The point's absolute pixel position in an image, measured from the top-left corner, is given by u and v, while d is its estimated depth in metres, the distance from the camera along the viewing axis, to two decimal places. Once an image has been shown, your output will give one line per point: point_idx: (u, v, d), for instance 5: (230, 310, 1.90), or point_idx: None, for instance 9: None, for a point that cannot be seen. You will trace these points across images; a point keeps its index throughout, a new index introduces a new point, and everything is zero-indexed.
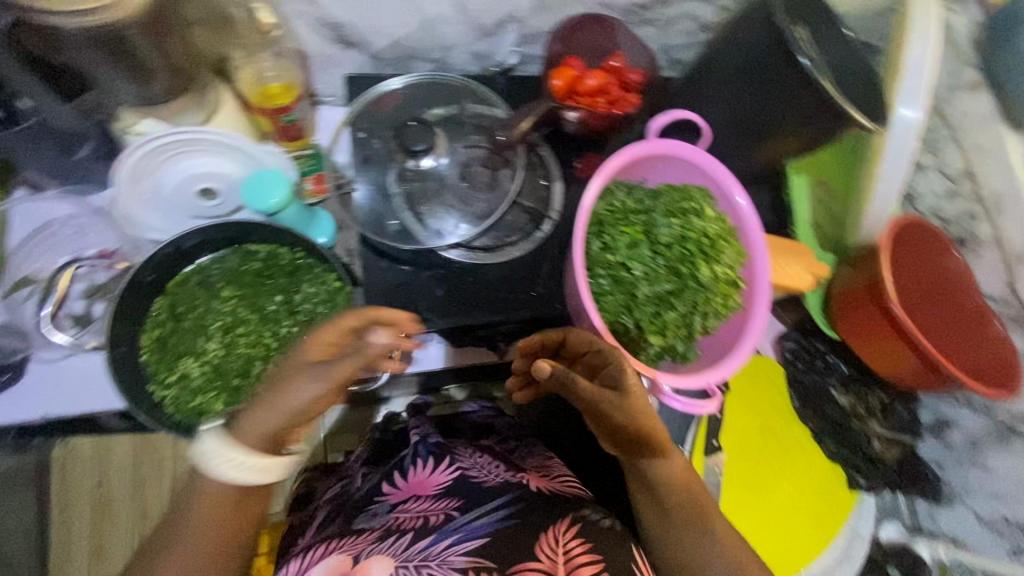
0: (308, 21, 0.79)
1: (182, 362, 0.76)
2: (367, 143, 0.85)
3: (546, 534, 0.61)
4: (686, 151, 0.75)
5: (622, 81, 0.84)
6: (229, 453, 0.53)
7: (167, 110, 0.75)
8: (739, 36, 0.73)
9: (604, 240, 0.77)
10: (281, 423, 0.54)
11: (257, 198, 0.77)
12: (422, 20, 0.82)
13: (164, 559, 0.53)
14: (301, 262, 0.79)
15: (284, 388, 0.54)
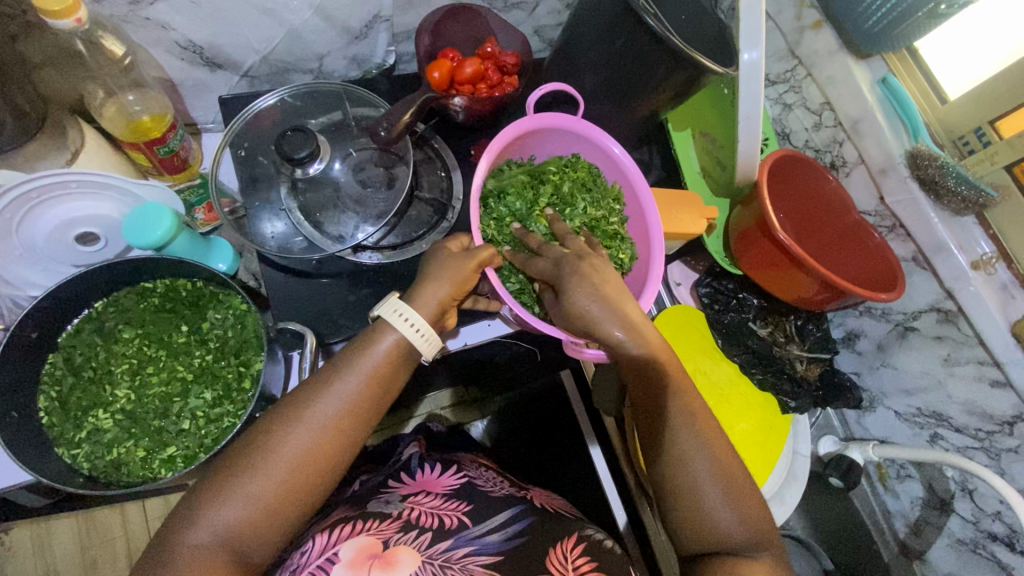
0: (168, 46, 0.73)
1: (91, 416, 0.69)
2: (252, 161, 0.80)
3: (554, 553, 0.64)
4: (567, 120, 0.77)
5: (499, 65, 0.84)
6: (413, 323, 0.57)
7: (21, 158, 0.66)
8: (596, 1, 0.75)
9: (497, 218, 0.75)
10: (446, 292, 0.60)
11: (135, 234, 0.68)
12: (287, 31, 0.78)
13: (239, 481, 0.49)
14: (203, 291, 0.73)
15: (439, 265, 0.62)
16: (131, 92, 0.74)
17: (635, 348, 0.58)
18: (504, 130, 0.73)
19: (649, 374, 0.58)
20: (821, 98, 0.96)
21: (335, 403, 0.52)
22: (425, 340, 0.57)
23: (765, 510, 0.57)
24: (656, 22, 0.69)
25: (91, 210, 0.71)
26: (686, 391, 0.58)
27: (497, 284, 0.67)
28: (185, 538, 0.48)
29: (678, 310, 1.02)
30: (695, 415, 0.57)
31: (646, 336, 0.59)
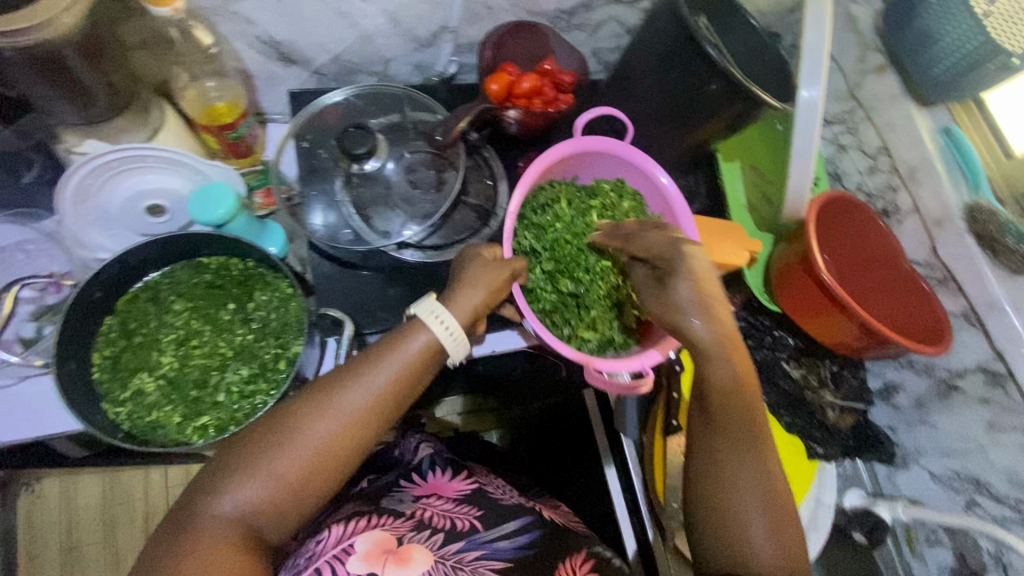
0: (250, 40, 0.79)
1: (136, 378, 0.72)
2: (312, 153, 0.84)
3: (563, 567, 0.67)
4: (628, 151, 0.78)
5: (555, 82, 0.87)
6: (446, 325, 0.58)
7: (108, 129, 0.72)
8: (656, 28, 0.77)
9: (535, 231, 0.78)
10: (482, 299, 0.62)
11: (201, 211, 0.74)
12: (359, 35, 0.82)
13: (263, 459, 0.51)
14: (253, 271, 0.77)
15: (475, 273, 0.64)
16: (211, 79, 0.79)
17: (721, 363, 0.57)
18: (558, 147, 0.76)
19: (708, 395, 0.58)
20: (878, 142, 0.94)
21: (364, 394, 0.54)
22: (457, 339, 0.59)
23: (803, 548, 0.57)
24: (716, 52, 0.71)
25: (162, 185, 0.76)
26: (750, 412, 0.58)
27: (522, 300, 0.70)
28: (211, 506, 0.50)
29: None
30: (749, 441, 0.57)
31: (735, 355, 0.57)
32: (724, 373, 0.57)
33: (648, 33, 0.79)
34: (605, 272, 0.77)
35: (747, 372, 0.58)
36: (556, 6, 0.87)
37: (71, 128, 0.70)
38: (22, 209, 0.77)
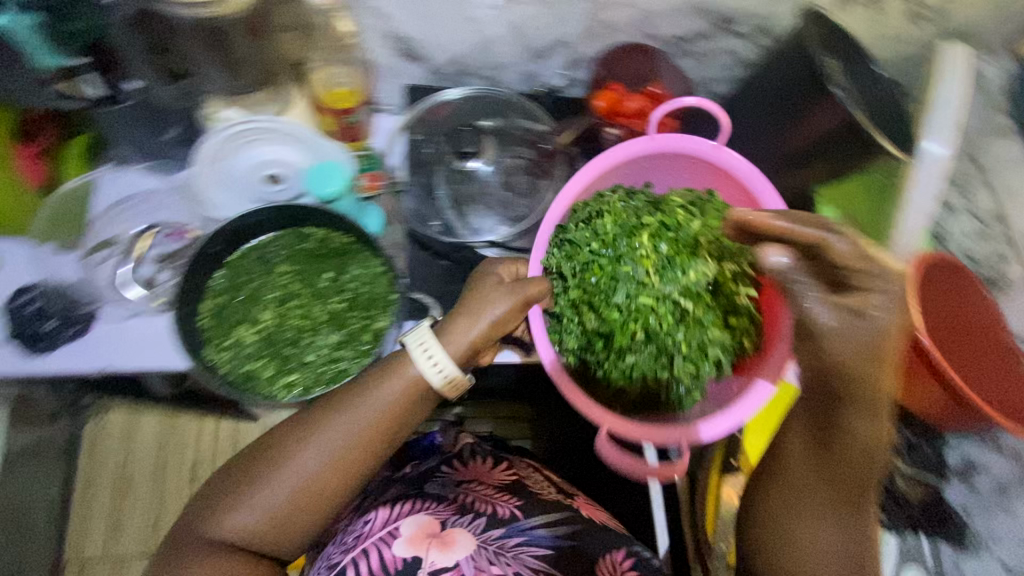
0: (381, 35, 0.84)
1: (237, 330, 0.78)
2: (421, 146, 0.89)
3: (604, 559, 0.68)
4: (694, 143, 0.76)
5: (662, 106, 0.88)
6: (434, 359, 0.61)
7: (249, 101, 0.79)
8: (784, 69, 0.78)
9: (568, 249, 0.73)
10: (475, 333, 0.63)
11: (316, 185, 0.80)
12: (480, 40, 0.86)
13: (261, 484, 0.59)
14: (351, 247, 0.81)
15: (474, 304, 0.65)
16: (335, 65, 0.83)
17: (866, 424, 0.53)
18: (600, 157, 0.75)
19: (829, 440, 0.56)
20: (993, 207, 0.89)
21: (350, 425, 0.60)
22: (443, 378, 0.62)
23: None
24: (844, 94, 0.71)
25: (283, 158, 0.81)
26: (869, 471, 0.55)
27: (540, 328, 0.71)
28: (209, 529, 0.58)
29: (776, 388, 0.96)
30: (852, 496, 0.56)
31: (883, 418, 0.53)
32: (861, 433, 0.53)
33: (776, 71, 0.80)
34: (642, 311, 0.69)
35: (886, 438, 0.53)
36: (673, 32, 0.88)
37: (219, 95, 0.77)
38: (156, 160, 0.85)
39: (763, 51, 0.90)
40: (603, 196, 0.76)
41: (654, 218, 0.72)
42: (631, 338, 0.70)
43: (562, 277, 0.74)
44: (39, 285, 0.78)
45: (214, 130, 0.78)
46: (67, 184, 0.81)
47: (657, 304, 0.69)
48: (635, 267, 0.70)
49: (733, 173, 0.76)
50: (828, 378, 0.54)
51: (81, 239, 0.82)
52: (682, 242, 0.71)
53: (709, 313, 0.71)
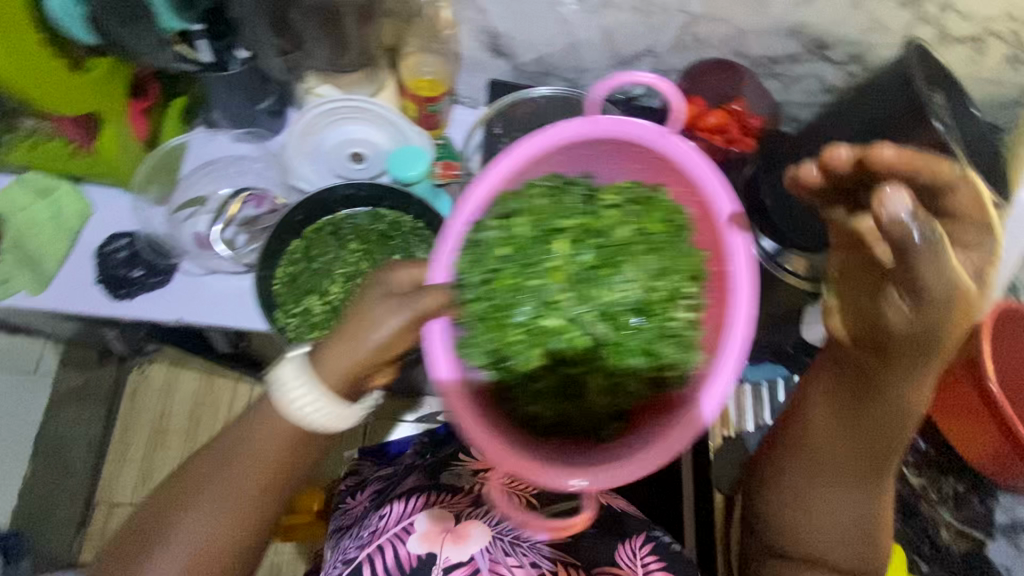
0: (473, 28, 0.86)
1: (308, 298, 0.79)
2: (499, 141, 0.90)
3: (623, 544, 0.70)
4: (614, 122, 0.58)
5: (742, 124, 0.88)
6: (309, 395, 0.52)
7: (344, 81, 0.83)
8: (870, 96, 0.76)
9: (474, 253, 0.59)
10: (363, 362, 0.51)
11: (396, 166, 0.83)
12: (570, 42, 0.87)
13: (166, 536, 0.55)
14: (422, 232, 0.82)
15: (361, 320, 0.51)
16: (424, 53, 0.87)
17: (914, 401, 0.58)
18: (514, 148, 0.57)
19: (862, 408, 0.60)
20: None
21: (247, 465, 0.55)
22: (337, 417, 0.53)
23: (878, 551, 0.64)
24: (943, 127, 0.70)
25: (368, 137, 0.85)
26: (894, 436, 0.60)
27: (435, 344, 0.54)
28: None
29: None
30: (873, 460, 0.61)
31: (921, 388, 0.58)
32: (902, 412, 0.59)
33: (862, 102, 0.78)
34: (544, 333, 0.59)
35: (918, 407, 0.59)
36: (764, 52, 0.87)
37: (318, 72, 0.82)
38: (242, 129, 0.87)
39: (853, 80, 0.89)
40: (524, 186, 0.61)
41: (571, 216, 0.61)
42: (541, 366, 0.59)
43: (463, 294, 0.58)
44: (132, 233, 0.83)
45: (310, 105, 0.83)
46: (165, 142, 0.85)
47: (564, 331, 0.58)
48: (551, 287, 0.59)
49: (688, 173, 0.57)
50: (870, 346, 0.58)
51: (171, 196, 0.85)
52: (605, 251, 0.60)
53: (633, 338, 0.60)
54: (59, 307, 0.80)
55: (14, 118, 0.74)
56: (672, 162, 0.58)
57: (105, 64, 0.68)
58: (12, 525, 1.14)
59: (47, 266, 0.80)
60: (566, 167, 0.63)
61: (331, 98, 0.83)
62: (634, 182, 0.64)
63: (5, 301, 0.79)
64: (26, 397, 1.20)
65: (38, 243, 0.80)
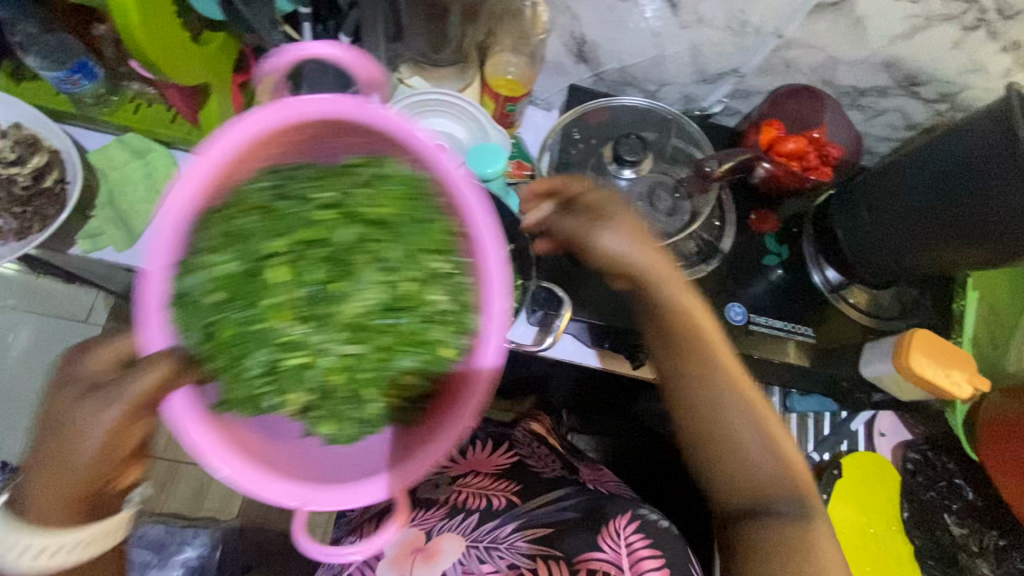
0: (563, 33, 0.87)
1: None
2: (575, 144, 0.91)
3: (605, 530, 0.72)
4: (339, 108, 0.48)
5: (822, 152, 0.87)
6: (28, 546, 0.45)
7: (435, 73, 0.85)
8: (969, 133, 0.69)
9: (223, 303, 0.49)
10: (83, 475, 0.46)
11: (475, 161, 0.82)
12: (657, 55, 0.88)
13: None
14: None
15: (67, 435, 0.45)
16: (508, 52, 0.87)
17: (705, 330, 0.60)
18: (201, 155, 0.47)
19: (695, 347, 0.59)
20: None
21: None
22: (92, 545, 0.49)
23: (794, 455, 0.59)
24: None
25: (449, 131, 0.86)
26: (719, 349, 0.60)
27: (181, 417, 0.45)
28: None
29: (867, 457, 0.94)
30: (734, 377, 0.59)
31: (679, 293, 0.60)
32: (717, 348, 0.59)
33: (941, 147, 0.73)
34: (294, 376, 0.49)
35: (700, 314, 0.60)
36: (852, 83, 0.87)
37: (411, 62, 0.84)
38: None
39: (939, 118, 0.88)
40: (270, 202, 0.51)
41: (295, 222, 0.51)
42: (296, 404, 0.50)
43: (195, 357, 0.49)
44: None
45: (399, 94, 0.84)
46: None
47: (315, 364, 0.50)
48: (284, 326, 0.49)
49: (448, 184, 0.50)
50: (646, 288, 0.61)
51: None
52: (332, 255, 0.50)
53: (374, 367, 0.51)
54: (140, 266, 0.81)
55: (120, 80, 0.81)
56: (426, 162, 0.51)
57: (218, 39, 0.70)
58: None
59: (133, 225, 0.81)
60: (280, 159, 0.53)
61: (420, 89, 0.84)
62: (354, 160, 0.54)
63: (95, 254, 0.81)
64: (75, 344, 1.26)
65: (127, 204, 0.81)
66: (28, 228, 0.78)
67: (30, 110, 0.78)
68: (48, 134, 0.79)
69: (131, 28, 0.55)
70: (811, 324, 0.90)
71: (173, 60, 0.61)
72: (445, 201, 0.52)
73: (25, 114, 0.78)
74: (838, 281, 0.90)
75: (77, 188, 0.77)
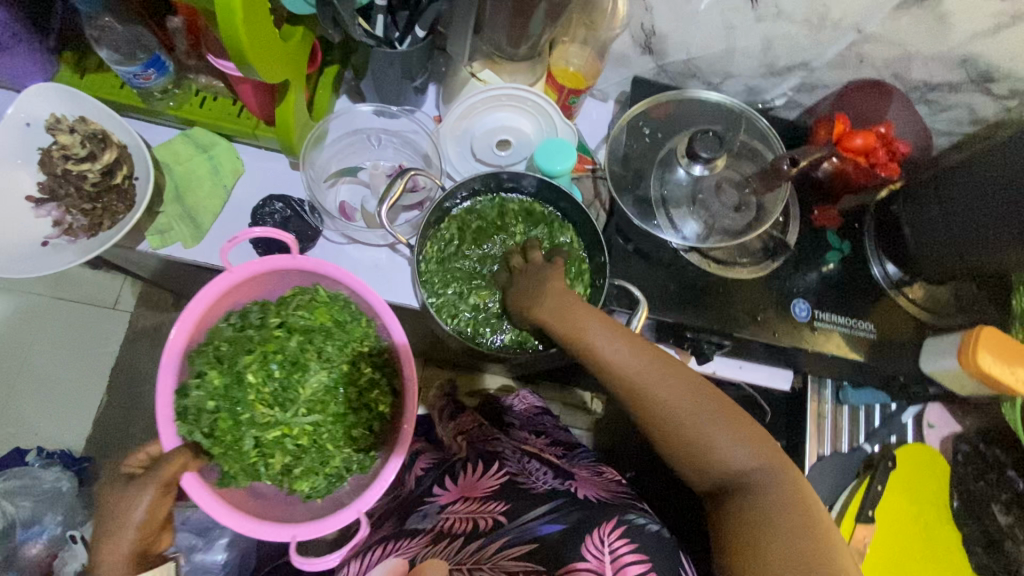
0: (634, 25, 0.86)
1: (446, 282, 0.83)
2: (642, 138, 0.90)
3: (590, 537, 0.66)
4: (282, 262, 0.73)
5: (890, 148, 0.86)
6: None
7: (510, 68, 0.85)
8: None
9: (222, 399, 0.69)
10: (134, 544, 0.59)
11: (544, 157, 0.81)
12: (727, 48, 0.87)
13: None
14: (557, 222, 0.86)
15: (118, 509, 0.59)
16: (575, 44, 0.86)
17: (625, 362, 0.63)
18: (186, 311, 0.69)
19: (635, 388, 0.63)
20: None
21: None
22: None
23: (772, 445, 0.61)
24: None
25: (518, 127, 0.87)
26: (666, 376, 0.62)
27: (194, 494, 0.65)
28: None
29: (920, 448, 0.97)
30: (694, 392, 0.62)
31: (616, 333, 0.64)
32: (642, 370, 0.63)
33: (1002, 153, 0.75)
34: (270, 443, 0.70)
35: (639, 346, 0.64)
36: (924, 78, 0.87)
37: (487, 59, 0.84)
38: (386, 104, 0.87)
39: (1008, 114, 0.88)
40: (237, 333, 0.72)
41: (257, 342, 0.71)
42: (280, 463, 0.71)
43: (201, 449, 0.69)
44: (286, 197, 0.84)
45: (470, 89, 0.84)
46: (317, 122, 0.84)
47: (285, 432, 0.70)
48: (256, 411, 0.69)
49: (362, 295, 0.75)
50: (577, 347, 0.66)
51: (321, 166, 0.86)
52: (288, 358, 0.71)
53: (323, 440, 0.72)
54: (210, 262, 0.81)
55: (187, 72, 0.80)
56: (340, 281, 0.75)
57: (298, 33, 0.68)
58: (88, 450, 1.23)
59: (201, 220, 0.81)
60: (239, 301, 0.75)
61: (491, 84, 0.84)
62: (298, 288, 0.77)
63: (162, 251, 0.80)
64: (103, 328, 1.30)
65: (195, 198, 0.81)
66: (99, 225, 0.76)
67: (96, 104, 0.75)
68: (116, 130, 0.77)
69: (236, 25, 0.53)
70: (872, 321, 0.90)
71: (263, 56, 0.59)
72: (363, 305, 0.76)
73: (89, 107, 0.76)
74: (898, 276, 0.91)
75: (150, 186, 0.76)
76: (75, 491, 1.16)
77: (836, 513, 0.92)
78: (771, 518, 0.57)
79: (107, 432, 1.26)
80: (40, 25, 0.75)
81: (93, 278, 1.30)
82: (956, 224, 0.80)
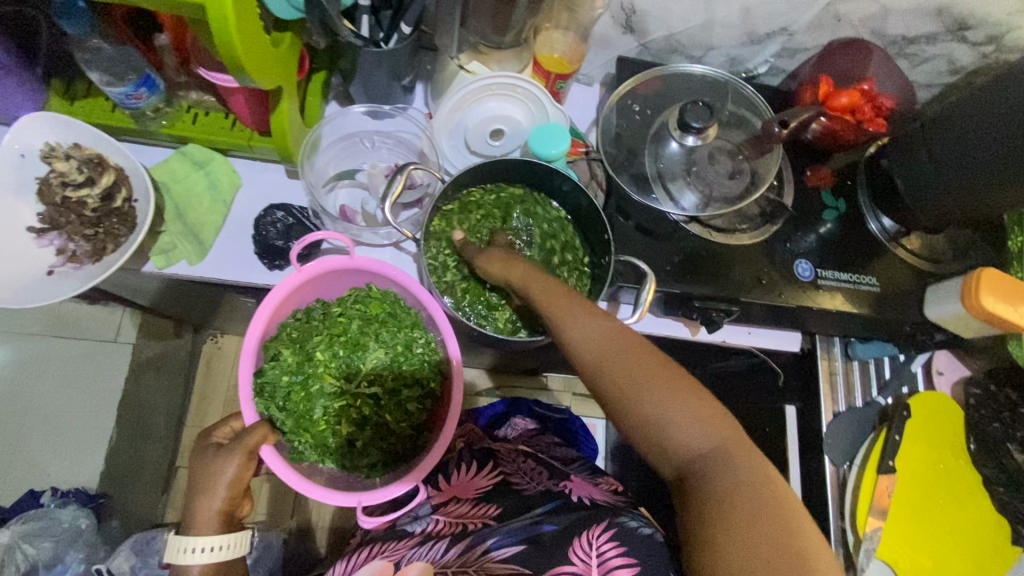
0: (614, 5, 0.87)
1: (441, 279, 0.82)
2: (633, 115, 0.92)
3: (579, 540, 0.63)
4: (343, 262, 0.76)
5: (875, 103, 0.88)
6: (199, 547, 0.62)
7: (497, 59, 0.86)
8: (1006, 91, 0.74)
9: (293, 379, 0.74)
10: (224, 501, 0.64)
11: (539, 143, 0.82)
12: (707, 20, 0.89)
13: None
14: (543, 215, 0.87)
15: (210, 469, 0.65)
16: (558, 30, 0.88)
17: (589, 332, 0.60)
18: (262, 306, 0.72)
19: (600, 351, 0.59)
20: None
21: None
22: (231, 553, 0.64)
23: (736, 431, 0.55)
24: None
25: (512, 114, 0.88)
26: (625, 344, 0.59)
27: (274, 464, 0.69)
28: None
29: (934, 396, 0.98)
30: (655, 367, 0.57)
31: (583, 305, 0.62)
32: (602, 342, 0.59)
33: (1002, 97, 0.74)
34: (340, 413, 0.75)
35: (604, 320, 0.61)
36: (901, 32, 0.89)
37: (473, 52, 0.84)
38: (377, 104, 0.87)
39: (985, 59, 0.90)
40: (303, 323, 0.77)
41: (324, 329, 0.77)
42: (348, 435, 0.76)
43: (278, 424, 0.73)
44: (287, 205, 0.84)
45: (460, 82, 0.85)
46: (311, 128, 0.84)
47: (351, 405, 0.76)
48: (325, 381, 0.75)
49: (410, 288, 0.79)
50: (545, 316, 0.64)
51: (320, 172, 0.87)
52: (350, 340, 0.77)
53: (384, 415, 0.77)
54: (216, 277, 0.81)
55: (178, 91, 0.81)
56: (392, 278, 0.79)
57: (286, 40, 0.68)
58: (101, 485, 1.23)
59: (204, 236, 0.81)
60: (302, 303, 0.80)
61: (481, 74, 0.85)
62: (359, 287, 0.82)
63: (168, 270, 0.80)
64: (107, 363, 1.30)
65: (196, 214, 0.82)
66: (103, 249, 0.76)
67: (92, 129, 0.76)
68: (111, 153, 0.77)
69: (229, 31, 0.54)
70: (874, 274, 0.91)
71: (258, 65, 0.60)
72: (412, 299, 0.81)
73: (83, 133, 0.76)
74: (895, 229, 0.93)
75: (150, 206, 0.76)
76: (94, 528, 1.16)
77: (858, 469, 0.93)
78: (735, 506, 0.50)
79: (121, 465, 1.26)
80: (29, 56, 0.75)
81: (92, 314, 1.29)
82: (950, 170, 0.80)
